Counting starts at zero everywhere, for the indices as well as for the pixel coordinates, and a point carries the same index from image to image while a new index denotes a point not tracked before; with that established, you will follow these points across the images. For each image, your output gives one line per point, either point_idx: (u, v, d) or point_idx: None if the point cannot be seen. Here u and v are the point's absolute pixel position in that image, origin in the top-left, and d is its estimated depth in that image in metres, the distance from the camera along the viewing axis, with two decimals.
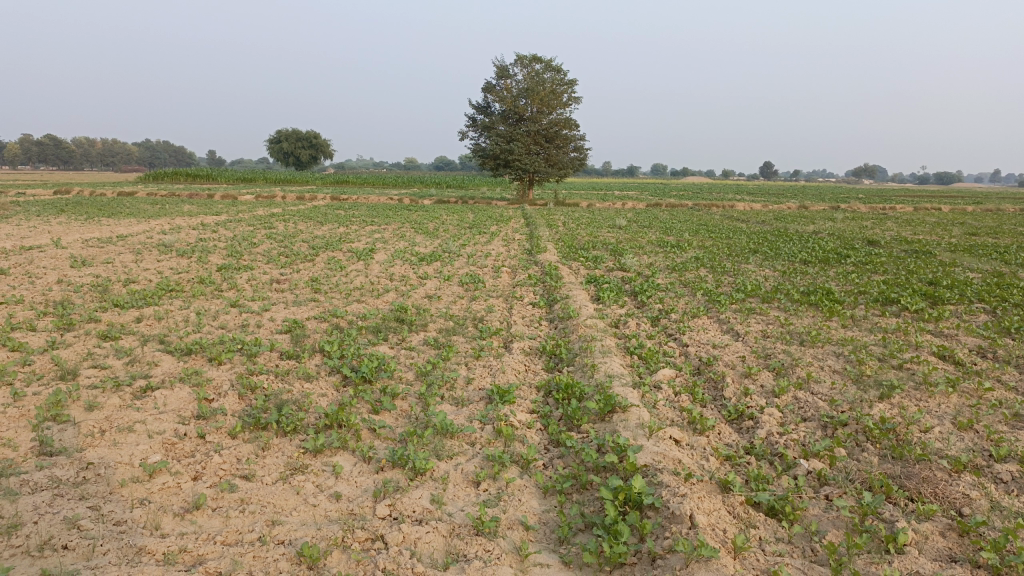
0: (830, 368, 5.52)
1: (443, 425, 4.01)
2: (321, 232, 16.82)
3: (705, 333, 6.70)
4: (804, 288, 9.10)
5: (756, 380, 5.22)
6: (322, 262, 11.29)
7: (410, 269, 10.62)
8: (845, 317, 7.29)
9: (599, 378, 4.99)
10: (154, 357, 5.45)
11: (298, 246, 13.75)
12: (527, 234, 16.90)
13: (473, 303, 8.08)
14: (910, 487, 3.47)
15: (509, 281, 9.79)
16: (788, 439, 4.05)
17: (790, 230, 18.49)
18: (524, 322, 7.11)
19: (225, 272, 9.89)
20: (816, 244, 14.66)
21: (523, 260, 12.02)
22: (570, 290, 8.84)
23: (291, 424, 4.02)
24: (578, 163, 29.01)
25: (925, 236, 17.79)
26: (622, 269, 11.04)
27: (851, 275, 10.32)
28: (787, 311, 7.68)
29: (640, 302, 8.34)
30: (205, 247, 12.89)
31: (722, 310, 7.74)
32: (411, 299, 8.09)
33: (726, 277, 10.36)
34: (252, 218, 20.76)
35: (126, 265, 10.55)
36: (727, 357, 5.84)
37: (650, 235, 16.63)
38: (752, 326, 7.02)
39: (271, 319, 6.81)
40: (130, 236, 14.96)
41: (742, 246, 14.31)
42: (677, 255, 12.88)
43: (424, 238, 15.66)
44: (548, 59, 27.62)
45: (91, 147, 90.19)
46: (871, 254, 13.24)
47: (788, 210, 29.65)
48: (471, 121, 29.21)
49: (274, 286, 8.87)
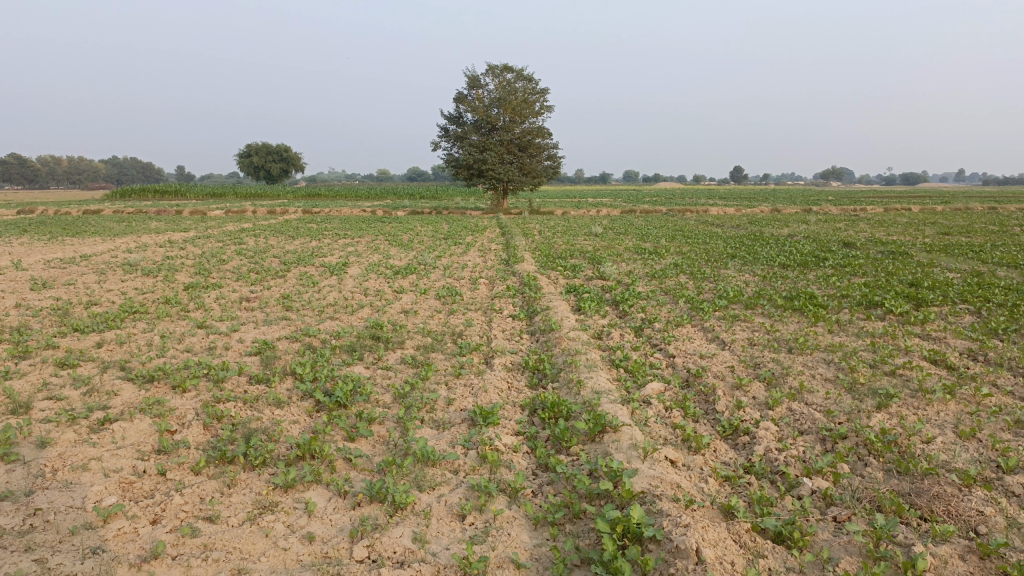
0: (822, 376, 5.35)
1: (424, 452, 3.75)
2: (293, 246, 16.48)
3: (691, 343, 6.51)
4: (787, 293, 8.97)
5: (748, 392, 5.02)
6: (294, 278, 10.98)
7: (384, 283, 10.35)
8: (831, 322, 7.15)
9: (586, 395, 4.76)
10: (113, 386, 5.12)
11: (270, 262, 13.43)
12: (503, 244, 16.71)
13: (450, 317, 7.83)
14: (922, 505, 3.28)
15: (487, 293, 9.56)
16: (788, 456, 3.86)
17: (766, 234, 18.47)
18: (504, 336, 6.87)
19: (193, 290, 9.55)
20: (793, 248, 14.61)
21: (500, 270, 11.79)
22: (549, 301, 8.64)
23: (259, 456, 3.74)
24: (552, 172, 28.91)
25: (900, 237, 17.84)
26: (601, 277, 10.86)
27: (831, 278, 10.21)
28: (772, 317, 7.52)
29: (623, 311, 8.14)
30: (172, 266, 12.51)
31: (707, 317, 7.55)
32: (386, 315, 7.81)
33: (706, 283, 10.20)
34: (222, 234, 20.32)
35: (89, 287, 10.15)
36: (716, 367, 5.64)
37: (627, 242, 16.49)
38: (738, 334, 6.84)
39: (240, 340, 6.50)
40: (94, 255, 14.50)
41: (719, 251, 14.22)
42: (655, 262, 12.73)
43: (399, 250, 15.38)
44: (519, 68, 27.51)
45: (56, 165, 88.69)
46: (848, 256, 13.20)
47: (761, 214, 29.77)
48: (442, 131, 28.98)
49: (243, 305, 8.55)
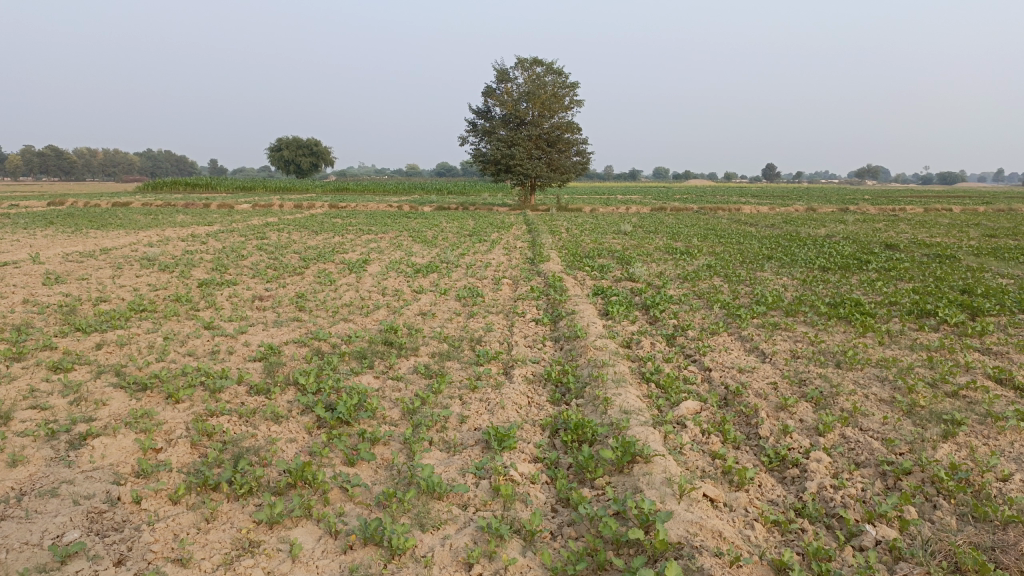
0: (877, 397, 4.82)
1: (430, 483, 3.32)
2: (315, 242, 16.19)
3: (728, 355, 6.00)
4: (829, 299, 8.40)
5: (794, 414, 4.52)
6: (312, 276, 10.63)
7: (404, 282, 9.95)
8: (881, 333, 6.59)
9: (614, 416, 4.29)
10: (104, 395, 4.76)
11: (289, 257, 13.12)
12: (529, 241, 16.28)
13: (470, 321, 7.39)
14: (1010, 564, 2.76)
15: (510, 295, 9.11)
16: (846, 496, 3.37)
17: (802, 233, 17.84)
18: (526, 343, 6.41)
19: (206, 288, 9.23)
20: (832, 249, 13.96)
21: (525, 270, 11.33)
22: (576, 304, 8.15)
23: (245, 485, 3.33)
24: (581, 168, 28.37)
25: (944, 239, 17.05)
26: (630, 279, 10.35)
27: (876, 283, 9.60)
28: (815, 326, 6.98)
29: (653, 317, 7.64)
30: (190, 261, 12.25)
31: (744, 325, 7.02)
32: (403, 317, 7.40)
33: (742, 286, 9.66)
34: (246, 228, 20.11)
35: (102, 282, 9.89)
36: (758, 384, 5.13)
37: (658, 242, 15.95)
38: (780, 345, 6.31)
39: (246, 344, 6.13)
40: (114, 249, 14.32)
41: (755, 252, 13.65)
42: (687, 262, 12.21)
43: (422, 247, 15.01)
44: (548, 62, 26.99)
45: (92, 158, 90.05)
46: (891, 259, 12.56)
47: (795, 212, 28.94)
48: (470, 126, 28.56)
49: (255, 304, 8.20)
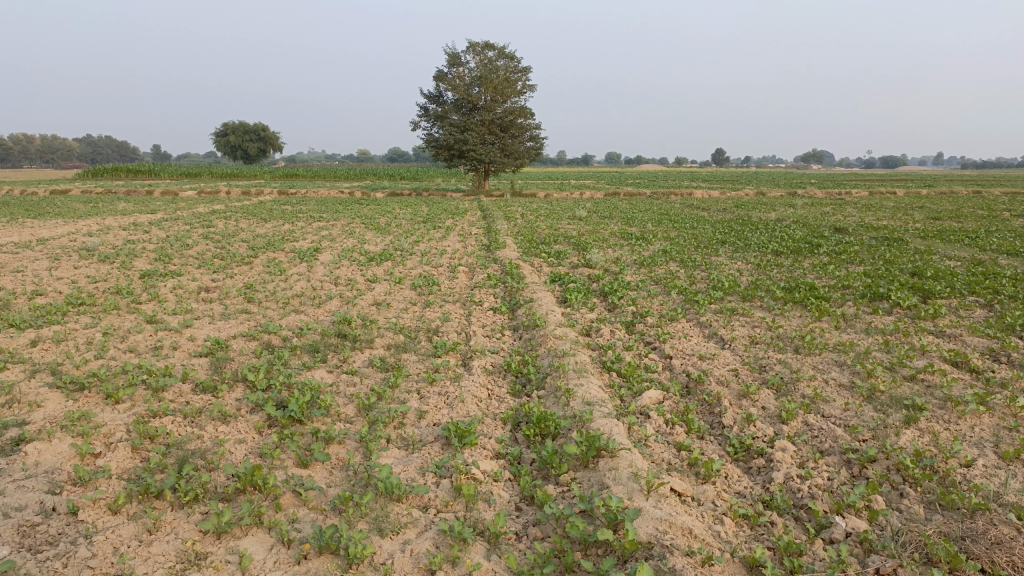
0: (837, 383, 4.82)
1: (389, 484, 3.17)
2: (264, 230, 15.77)
3: (688, 341, 5.96)
4: (785, 283, 8.45)
5: (756, 401, 4.49)
6: (261, 265, 10.32)
7: (357, 271, 9.71)
8: (837, 317, 6.63)
9: (576, 408, 4.19)
10: (37, 396, 4.48)
11: (238, 246, 12.73)
12: (485, 227, 16.13)
13: (427, 310, 7.22)
14: (979, 553, 2.74)
15: (467, 283, 8.95)
16: (813, 487, 3.33)
17: (754, 218, 18.05)
18: (483, 333, 6.28)
19: (149, 280, 8.85)
20: (784, 233, 14.13)
21: (481, 257, 11.17)
22: (533, 292, 8.04)
23: (191, 491, 3.14)
24: (534, 153, 28.24)
25: (890, 222, 17.39)
26: (587, 265, 10.29)
27: (828, 267, 9.71)
28: (773, 311, 6.99)
29: (612, 304, 7.57)
30: (132, 250, 11.77)
31: (702, 311, 7.00)
32: (356, 308, 7.19)
33: (698, 271, 9.67)
34: (191, 216, 19.50)
35: (38, 274, 9.44)
36: (719, 371, 5.08)
37: (613, 227, 15.94)
38: (738, 330, 6.30)
39: (191, 339, 5.86)
40: (51, 239, 13.72)
41: (709, 237, 13.72)
42: (643, 248, 12.20)
43: (375, 234, 14.73)
44: (500, 47, 26.73)
45: (28, 143, 86.70)
46: (842, 242, 12.75)
47: (747, 197, 29.33)
48: (422, 111, 28.17)
49: (202, 296, 7.89)
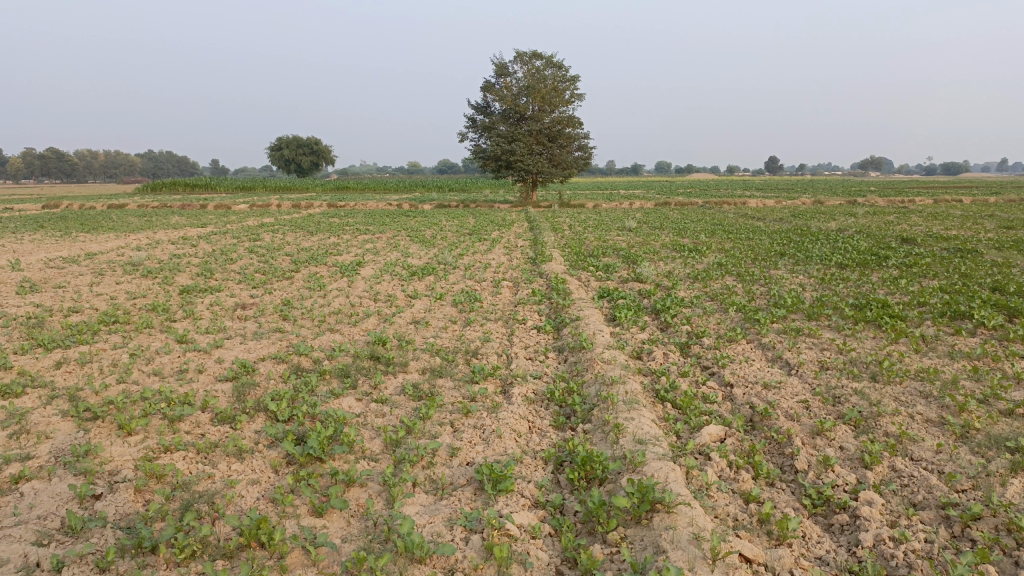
0: (924, 419, 4.26)
1: (410, 543, 2.76)
2: (309, 243, 15.65)
3: (750, 367, 5.43)
4: (853, 299, 7.82)
5: (833, 440, 3.96)
6: (302, 280, 10.09)
7: (397, 286, 9.40)
8: (916, 339, 6.02)
9: (626, 448, 3.73)
10: (48, 426, 4.22)
11: (281, 260, 12.58)
12: (532, 239, 15.75)
13: (466, 329, 6.82)
14: None
15: (511, 299, 8.55)
16: (910, 553, 2.81)
17: (812, 228, 17.27)
18: (526, 355, 5.85)
19: (187, 296, 8.67)
20: (847, 244, 13.37)
21: (526, 271, 10.75)
22: (580, 309, 7.59)
23: (188, 547, 2.79)
24: (583, 163, 27.80)
25: (961, 232, 16.41)
26: (638, 279, 9.78)
27: (899, 282, 9.03)
28: (843, 331, 6.40)
29: (665, 323, 7.06)
30: (176, 265, 11.69)
31: (765, 332, 6.44)
32: (393, 327, 6.84)
33: (757, 286, 9.09)
34: (239, 229, 19.55)
35: (79, 290, 9.35)
36: (787, 403, 4.55)
37: (664, 238, 15.37)
38: (805, 354, 5.73)
39: (218, 361, 5.56)
40: (99, 253, 13.77)
41: (766, 248, 13.07)
42: (696, 260, 11.63)
43: (420, 247, 14.45)
44: (549, 56, 26.39)
45: (93, 159, 89.76)
46: (911, 254, 11.97)
47: (803, 206, 28.34)
48: (469, 122, 27.97)
49: (237, 313, 7.64)
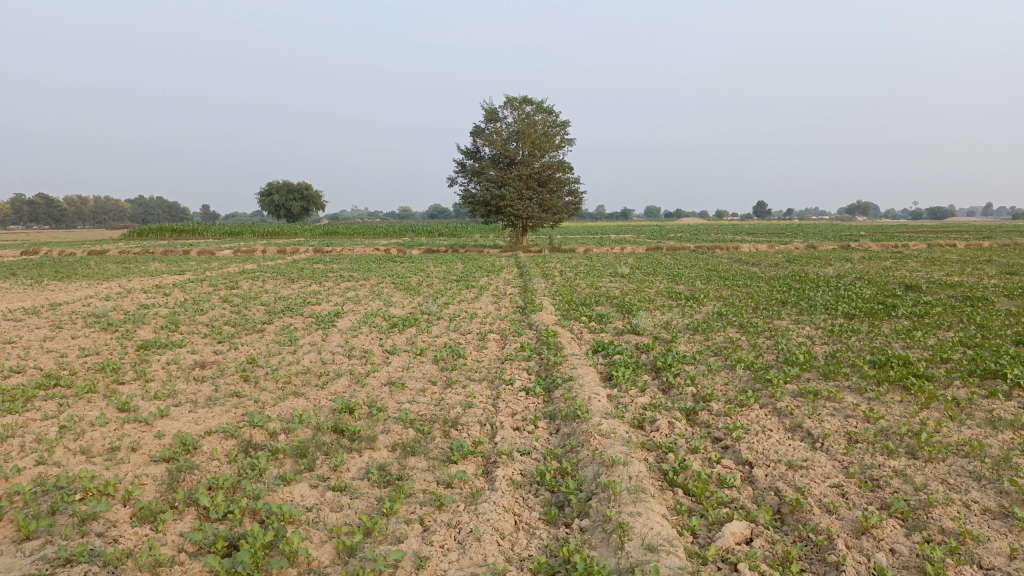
0: (983, 509, 3.58)
1: None
2: (289, 291, 15.00)
3: (768, 439, 4.75)
4: (869, 355, 7.19)
5: (881, 542, 3.28)
6: (274, 333, 9.40)
7: (376, 341, 8.72)
8: (949, 403, 5.37)
9: (634, 556, 3.04)
10: None
11: (256, 310, 11.88)
12: (521, 286, 15.15)
13: (446, 393, 6.11)
14: None
15: (498, 354, 7.87)
16: None
17: (809, 274, 16.77)
18: (512, 425, 5.14)
19: (144, 353, 7.94)
20: (850, 292, 12.80)
21: (514, 322, 10.09)
22: (574, 367, 6.91)
23: None
24: (573, 208, 27.40)
25: (963, 278, 15.98)
26: (634, 332, 9.12)
27: (915, 334, 8.41)
28: (867, 395, 5.74)
29: (666, 384, 6.38)
30: (141, 317, 10.94)
31: (780, 394, 5.77)
32: (365, 390, 6.14)
33: (763, 339, 8.45)
34: (218, 277, 18.84)
35: (30, 346, 8.60)
36: (820, 489, 3.86)
37: (658, 285, 14.79)
38: (828, 423, 5.05)
39: (158, 436, 4.83)
40: (65, 304, 13.01)
41: (766, 296, 12.50)
42: (694, 309, 11.03)
43: (404, 296, 13.80)
44: (539, 101, 26.14)
45: (82, 205, 89.26)
46: (919, 302, 11.40)
47: (796, 250, 28.00)
48: (458, 167, 27.56)
49: (194, 374, 6.91)
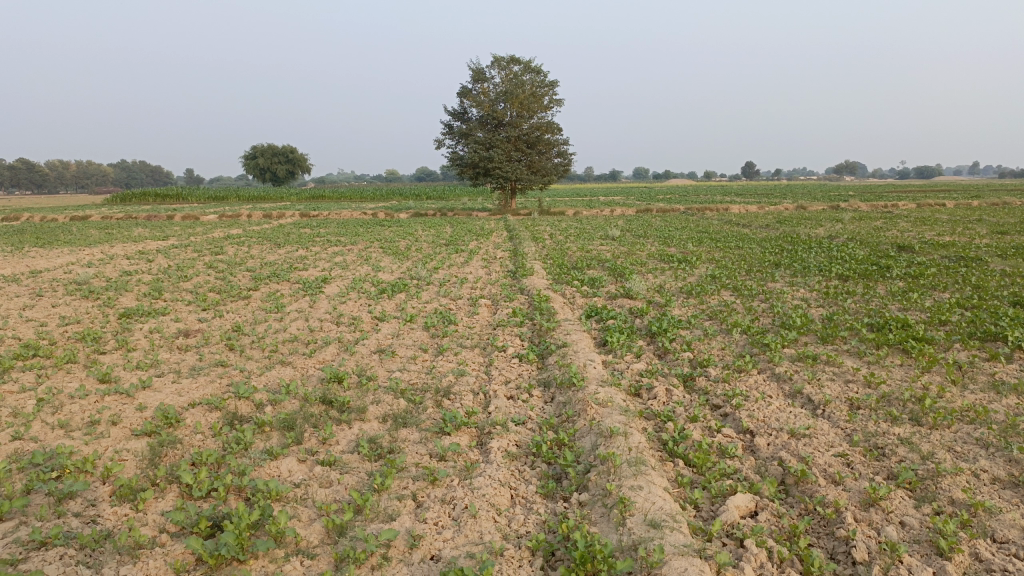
0: (993, 479, 3.48)
1: None
2: (275, 256, 14.75)
3: (769, 406, 4.63)
4: (866, 317, 7.08)
5: (890, 514, 3.17)
6: (260, 300, 9.19)
7: (364, 307, 8.54)
8: (951, 367, 5.26)
9: (637, 533, 2.92)
10: None
11: (242, 276, 11.64)
12: (511, 250, 14.95)
13: (438, 360, 5.96)
14: None
15: (489, 320, 7.71)
16: None
17: (801, 235, 16.64)
18: (506, 394, 5.00)
19: (126, 322, 7.73)
20: (843, 253, 12.70)
21: (505, 286, 9.92)
22: (568, 333, 6.76)
23: None
24: (563, 169, 27.09)
25: (955, 238, 15.90)
26: (627, 296, 8.98)
27: (912, 295, 8.30)
28: (866, 359, 5.63)
29: (662, 349, 6.25)
30: (124, 284, 10.69)
31: (778, 360, 5.65)
32: (354, 359, 5.98)
33: (758, 302, 8.32)
34: (202, 242, 18.53)
35: (9, 315, 8.36)
36: (824, 458, 3.75)
37: (649, 248, 14.63)
38: (830, 389, 4.94)
39: (139, 409, 4.66)
40: (45, 271, 12.72)
41: (759, 258, 12.37)
42: (687, 272, 10.89)
43: (393, 260, 13.58)
44: (527, 61, 25.65)
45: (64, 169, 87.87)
46: (913, 263, 11.30)
47: (786, 211, 27.86)
48: (446, 128, 27.13)
49: (178, 343, 6.72)
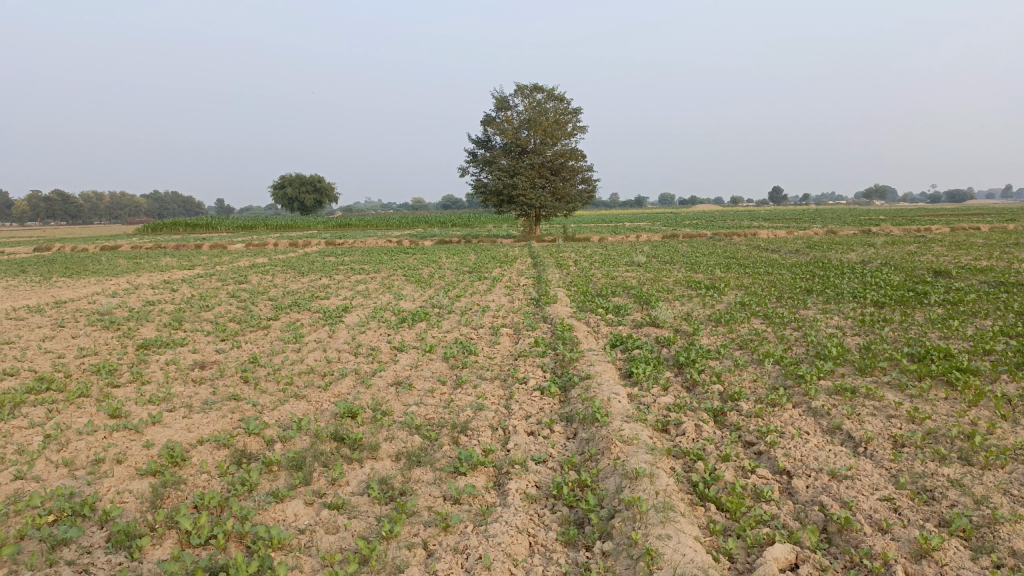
0: None
1: None
2: (298, 285, 14.69)
3: (806, 444, 4.34)
4: (904, 346, 6.75)
5: (945, 567, 2.88)
6: (279, 330, 9.06)
7: (383, 337, 8.37)
8: (1000, 401, 4.94)
9: None
10: None
11: (263, 306, 11.55)
12: (535, 277, 14.76)
13: (456, 393, 5.75)
14: None
15: (511, 350, 7.49)
16: None
17: (832, 260, 16.23)
18: (527, 430, 4.77)
19: (143, 353, 7.63)
20: (877, 279, 12.32)
21: (528, 315, 9.71)
22: (592, 364, 6.52)
23: None
24: (587, 196, 26.94)
25: (992, 262, 15.42)
26: (653, 324, 8.71)
27: (953, 323, 7.93)
28: (908, 392, 5.31)
29: (690, 381, 5.98)
30: (145, 315, 10.64)
31: (814, 392, 5.36)
32: (370, 392, 5.79)
33: (790, 331, 8.01)
34: (227, 271, 18.57)
35: (28, 347, 8.31)
36: (869, 503, 3.46)
37: (675, 275, 14.34)
38: (871, 425, 4.64)
39: (145, 446, 4.50)
40: (70, 302, 12.76)
41: (790, 284, 12.03)
42: (715, 299, 10.60)
43: (415, 289, 13.44)
44: (550, 89, 25.68)
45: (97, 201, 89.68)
46: (951, 289, 10.90)
47: (815, 236, 27.38)
48: (469, 156, 27.16)
49: (192, 375, 6.58)
